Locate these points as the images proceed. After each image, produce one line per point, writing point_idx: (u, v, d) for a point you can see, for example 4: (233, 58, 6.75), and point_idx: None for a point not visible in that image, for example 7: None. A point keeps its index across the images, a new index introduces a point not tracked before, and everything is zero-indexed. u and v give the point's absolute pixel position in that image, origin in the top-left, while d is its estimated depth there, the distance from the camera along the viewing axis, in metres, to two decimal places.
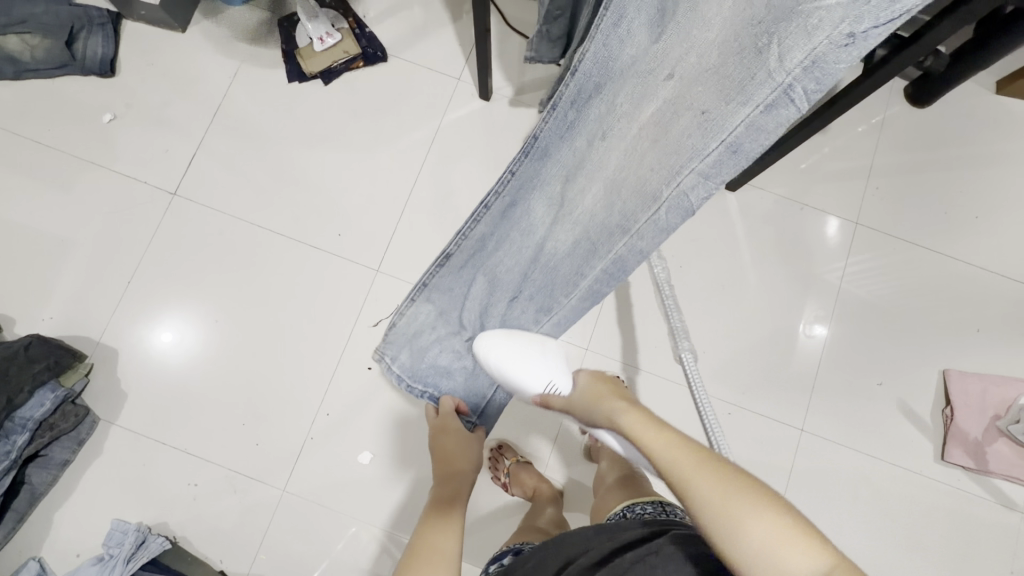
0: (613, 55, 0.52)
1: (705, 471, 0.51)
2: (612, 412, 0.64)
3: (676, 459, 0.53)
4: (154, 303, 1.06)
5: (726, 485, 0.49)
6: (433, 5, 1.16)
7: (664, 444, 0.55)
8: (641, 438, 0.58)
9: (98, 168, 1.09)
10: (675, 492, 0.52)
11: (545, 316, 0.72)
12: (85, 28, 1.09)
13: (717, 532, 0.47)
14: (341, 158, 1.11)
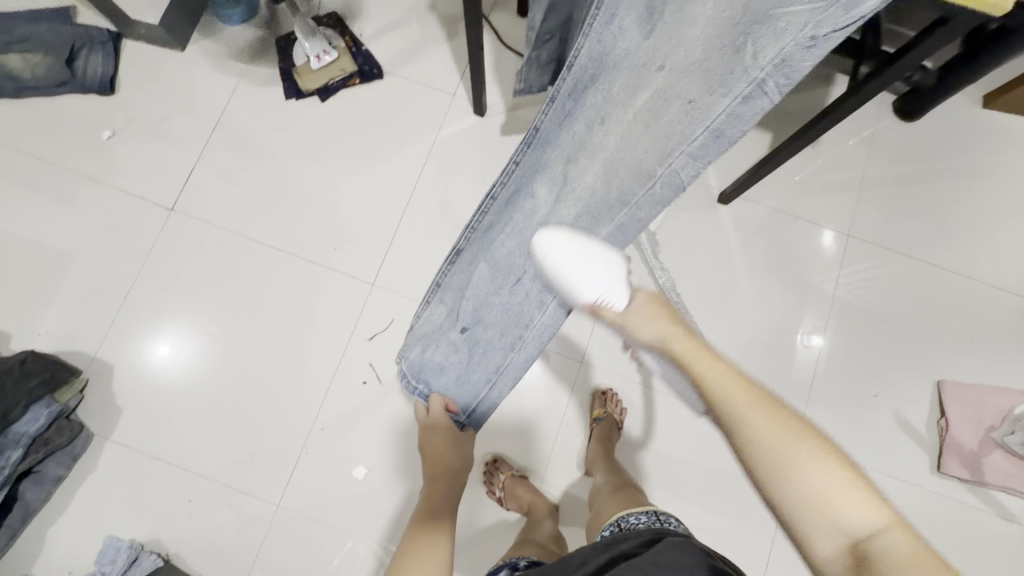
0: (604, 47, 0.53)
1: (766, 415, 0.44)
2: (662, 333, 0.53)
3: (734, 397, 0.46)
4: (152, 317, 1.06)
5: (789, 433, 0.44)
6: (429, 23, 1.18)
7: (720, 378, 0.47)
8: (694, 367, 0.49)
9: (96, 184, 1.10)
10: (727, 434, 0.46)
11: (550, 298, 0.67)
12: (86, 46, 1.12)
13: (770, 479, 0.43)
14: (338, 172, 1.12)
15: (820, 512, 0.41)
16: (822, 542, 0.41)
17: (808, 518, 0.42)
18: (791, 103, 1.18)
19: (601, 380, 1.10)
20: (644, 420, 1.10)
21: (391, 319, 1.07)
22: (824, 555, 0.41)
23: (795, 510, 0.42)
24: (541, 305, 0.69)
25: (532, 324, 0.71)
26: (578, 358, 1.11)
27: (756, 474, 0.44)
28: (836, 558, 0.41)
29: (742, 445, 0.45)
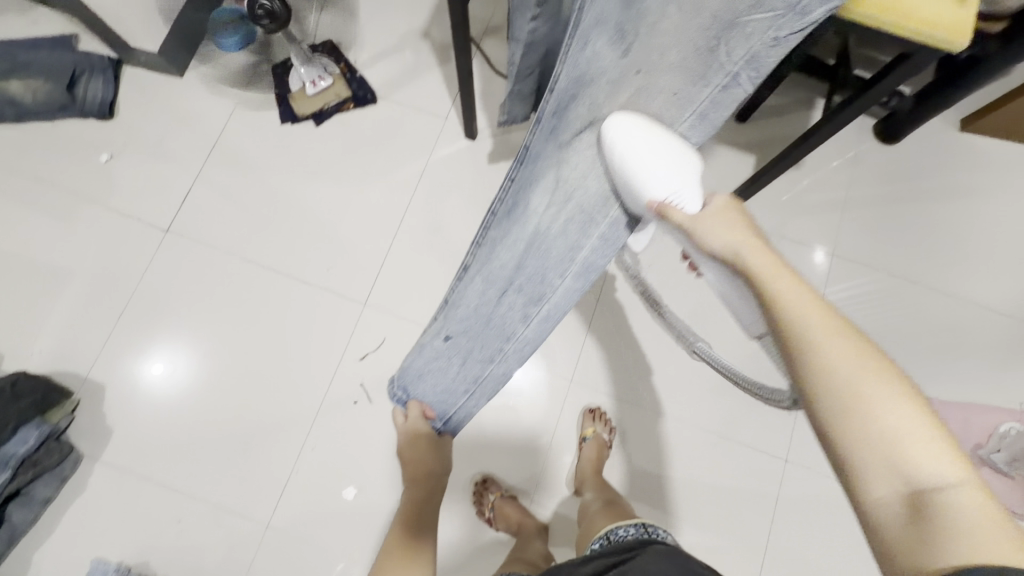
0: (583, 56, 0.53)
1: (845, 347, 0.42)
2: (736, 245, 0.51)
3: (810, 321, 0.44)
4: (146, 336, 1.07)
5: (867, 368, 0.41)
6: (421, 50, 1.22)
7: (797, 301, 0.45)
8: (769, 287, 0.47)
9: (93, 206, 1.12)
10: (793, 352, 0.43)
11: (536, 309, 0.62)
12: (87, 73, 1.14)
13: (838, 406, 0.40)
14: (331, 194, 1.15)
15: (885, 448, 0.38)
16: (878, 481, 0.38)
17: (868, 450, 0.38)
18: (773, 127, 1.22)
19: (590, 399, 1.11)
20: (633, 439, 1.10)
21: (382, 339, 1.08)
22: (877, 494, 0.37)
23: (855, 441, 0.39)
24: (528, 315, 0.62)
25: (513, 337, 0.63)
26: (567, 378, 1.12)
27: (821, 397, 0.41)
28: (889, 500, 0.37)
29: (808, 366, 0.42)
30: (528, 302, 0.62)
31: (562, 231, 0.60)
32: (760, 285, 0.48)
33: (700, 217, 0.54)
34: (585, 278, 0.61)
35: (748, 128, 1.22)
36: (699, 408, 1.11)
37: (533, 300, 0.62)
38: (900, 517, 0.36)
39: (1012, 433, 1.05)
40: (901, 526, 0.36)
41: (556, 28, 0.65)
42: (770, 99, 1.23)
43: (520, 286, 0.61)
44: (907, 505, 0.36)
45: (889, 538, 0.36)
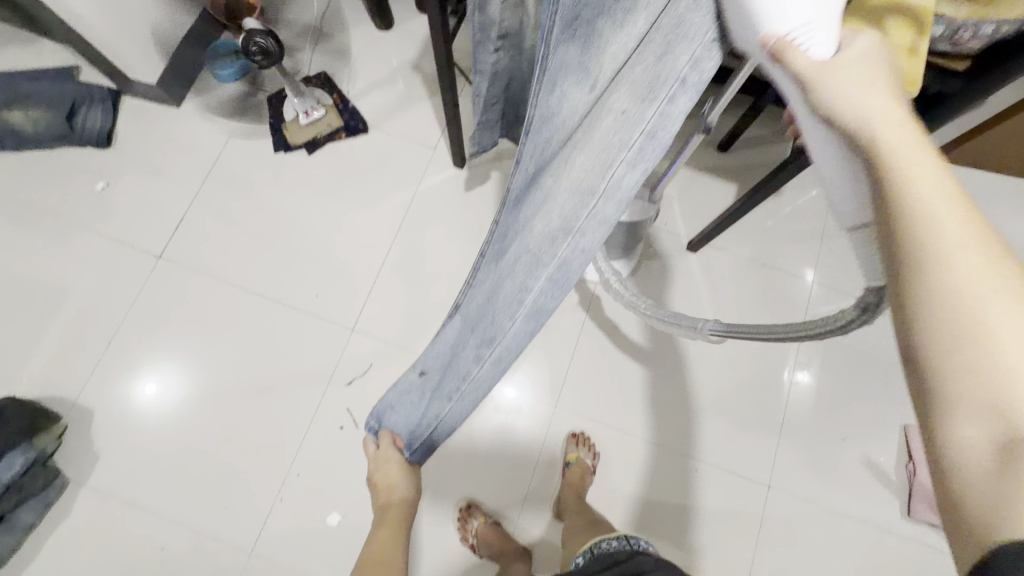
0: (561, 110, 0.46)
1: (977, 262, 0.32)
2: (866, 115, 0.36)
3: (947, 227, 0.33)
4: (134, 359, 1.08)
5: (1002, 291, 0.31)
6: (412, 82, 1.26)
7: (940, 199, 0.33)
8: (904, 173, 0.34)
9: (87, 233, 1.14)
10: (912, 250, 0.33)
11: (487, 351, 0.57)
12: (86, 104, 1.18)
13: (955, 323, 0.31)
14: (322, 221, 1.17)
15: (995, 385, 0.30)
16: (969, 420, 0.30)
17: (971, 382, 0.30)
18: (753, 156, 1.26)
19: (574, 424, 1.13)
20: (617, 465, 1.11)
21: (369, 364, 1.09)
22: (964, 433, 0.30)
23: (957, 373, 0.31)
24: (479, 356, 0.58)
25: (468, 377, 0.60)
26: (551, 403, 1.14)
27: (932, 314, 0.32)
28: (981, 443, 0.29)
29: (921, 274, 0.32)
30: (481, 343, 0.57)
31: (513, 271, 0.51)
32: (889, 172, 0.35)
33: (829, 74, 0.37)
34: (537, 321, 0.53)
35: (729, 158, 1.26)
36: (681, 434, 1.13)
37: (485, 342, 0.57)
38: (990, 465, 0.29)
39: None
40: (985, 470, 0.29)
41: (517, 61, 0.69)
42: (750, 130, 1.26)
43: (477, 327, 0.58)
44: (1005, 451, 0.29)
45: (964, 483, 0.30)
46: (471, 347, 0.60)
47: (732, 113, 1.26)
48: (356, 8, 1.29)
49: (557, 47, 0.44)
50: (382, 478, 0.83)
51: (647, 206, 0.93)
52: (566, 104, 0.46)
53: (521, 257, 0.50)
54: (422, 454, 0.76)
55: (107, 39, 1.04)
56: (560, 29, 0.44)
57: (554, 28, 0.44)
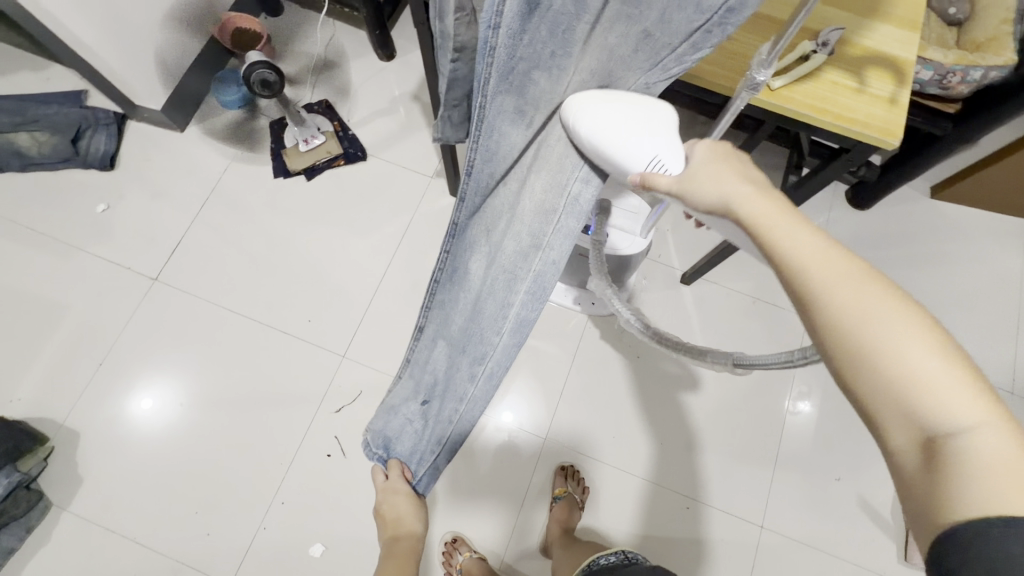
0: (495, 146, 0.50)
1: (852, 286, 0.35)
2: (727, 196, 0.42)
3: (815, 271, 0.36)
4: (124, 380, 1.08)
5: (880, 307, 0.34)
6: (411, 112, 1.28)
7: (804, 247, 0.37)
8: (771, 231, 0.39)
9: (85, 254, 1.16)
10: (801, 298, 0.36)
11: (479, 369, 0.55)
12: (91, 128, 1.21)
13: (849, 353, 0.34)
14: (317, 247, 1.18)
15: (900, 397, 0.32)
16: (896, 429, 0.32)
17: (883, 400, 0.32)
18: None
19: (563, 457, 1.12)
20: (607, 501, 1.09)
21: (358, 392, 1.09)
22: (895, 443, 0.32)
23: (868, 396, 0.33)
24: (472, 375, 0.56)
25: (463, 398, 0.59)
26: (542, 434, 1.13)
27: (831, 348, 0.35)
28: (907, 450, 0.32)
29: (813, 317, 0.36)
30: (472, 362, 0.56)
31: (492, 288, 0.53)
32: (758, 233, 0.39)
33: (691, 177, 0.44)
34: (522, 335, 0.53)
35: None
36: (673, 471, 1.11)
37: (475, 361, 0.56)
38: (924, 469, 0.31)
39: None
40: (917, 478, 0.31)
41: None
42: None
43: (466, 347, 0.57)
44: (929, 449, 0.31)
45: (912, 492, 0.31)
46: (464, 367, 0.58)
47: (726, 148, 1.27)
48: (359, 39, 1.33)
49: (493, 96, 0.45)
50: (389, 510, 0.82)
51: (638, 238, 0.91)
52: (503, 139, 0.50)
53: (498, 273, 0.52)
54: (430, 484, 0.74)
55: (117, 70, 1.07)
56: (495, 81, 0.44)
57: (490, 78, 0.44)
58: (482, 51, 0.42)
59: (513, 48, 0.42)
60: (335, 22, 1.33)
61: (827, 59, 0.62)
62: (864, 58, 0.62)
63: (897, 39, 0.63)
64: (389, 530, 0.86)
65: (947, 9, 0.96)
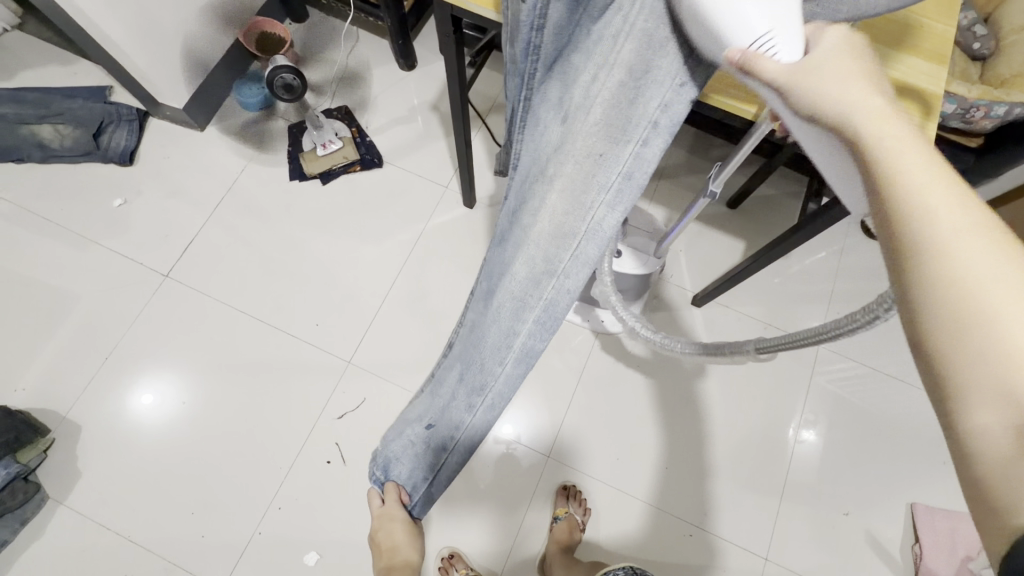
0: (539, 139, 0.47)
1: (971, 244, 0.28)
2: (849, 112, 0.32)
3: (933, 206, 0.29)
4: (128, 376, 1.08)
5: (998, 262, 0.27)
6: (429, 121, 1.29)
7: (926, 179, 0.29)
8: (884, 158, 0.30)
9: (99, 247, 1.16)
10: (909, 228, 0.29)
11: (478, 399, 0.58)
12: (113, 124, 1.22)
13: (953, 301, 0.27)
14: (328, 251, 1.18)
15: (1004, 368, 0.26)
16: (987, 412, 0.26)
17: (967, 366, 0.27)
18: (762, 213, 1.26)
19: (564, 475, 1.10)
20: (608, 523, 1.07)
21: (361, 399, 1.08)
22: (977, 422, 0.26)
23: (960, 356, 0.27)
24: (471, 406, 0.59)
25: (460, 427, 0.62)
26: (545, 452, 1.11)
27: (922, 302, 0.28)
28: (1000, 433, 0.25)
29: (922, 249, 0.29)
30: (471, 392, 0.59)
31: (498, 320, 0.52)
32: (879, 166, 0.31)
33: (810, 79, 0.33)
34: (527, 364, 0.53)
35: (738, 216, 1.26)
36: (677, 496, 1.09)
37: (475, 390, 0.58)
38: (1015, 457, 0.25)
39: None
40: (994, 464, 0.25)
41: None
42: (761, 189, 1.27)
43: (467, 375, 0.60)
44: None
45: (973, 477, 0.26)
46: (463, 395, 0.61)
47: (743, 172, 1.27)
48: (382, 48, 1.34)
49: (539, 88, 0.46)
50: (384, 538, 0.82)
51: (652, 259, 0.91)
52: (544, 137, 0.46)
53: (505, 301, 0.51)
54: (424, 509, 0.76)
55: (141, 68, 1.08)
56: (542, 71, 0.45)
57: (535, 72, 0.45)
58: (528, 49, 0.43)
59: (559, 41, 0.42)
60: (358, 30, 1.35)
61: None
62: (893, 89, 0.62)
63: (924, 71, 0.62)
64: (383, 560, 0.84)
65: (973, 44, 0.95)
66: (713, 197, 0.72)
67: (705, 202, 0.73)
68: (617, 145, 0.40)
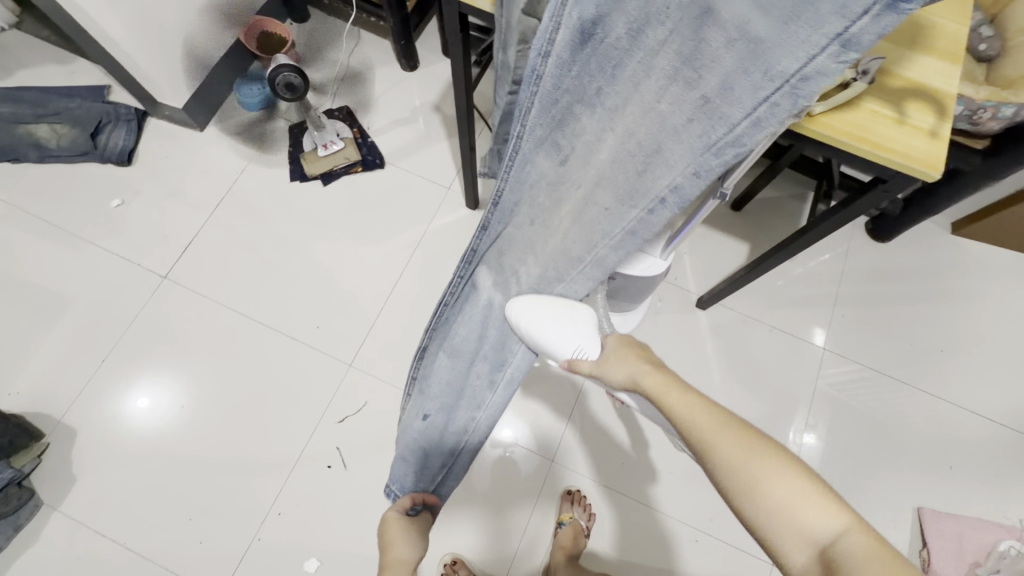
0: (527, 174, 0.57)
1: (723, 432, 0.49)
2: (632, 373, 0.61)
3: (703, 425, 0.51)
4: (124, 379, 1.06)
5: (747, 448, 0.47)
6: (432, 122, 1.28)
7: (692, 410, 0.53)
8: (666, 402, 0.55)
9: (96, 248, 1.15)
10: (697, 447, 0.50)
11: (500, 374, 0.76)
12: (112, 123, 1.21)
13: (737, 487, 0.46)
14: (330, 252, 1.17)
15: (781, 518, 0.43)
16: (794, 551, 0.42)
17: (772, 518, 0.43)
18: (767, 216, 1.25)
19: (568, 481, 1.08)
20: (612, 528, 1.06)
21: (363, 403, 1.07)
22: (794, 558, 0.42)
23: (761, 519, 0.44)
24: (494, 382, 0.77)
25: (483, 404, 0.78)
26: (549, 457, 1.09)
27: (720, 475, 0.47)
28: (804, 559, 0.41)
29: (709, 457, 0.49)
30: (493, 369, 0.76)
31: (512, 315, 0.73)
32: (659, 400, 0.56)
33: (605, 361, 0.66)
34: None
35: (742, 218, 1.25)
36: (681, 500, 1.07)
37: (497, 367, 0.76)
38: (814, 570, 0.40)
39: (1012, 553, 1.01)
40: None
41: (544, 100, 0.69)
42: (765, 191, 1.26)
43: (485, 357, 0.76)
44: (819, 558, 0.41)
45: None
46: (481, 374, 0.77)
47: (747, 173, 1.26)
48: (385, 49, 1.33)
49: (531, 125, 0.52)
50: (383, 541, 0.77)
51: (657, 259, 0.87)
52: (536, 169, 0.56)
53: (524, 287, 0.71)
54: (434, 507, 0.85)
55: (141, 67, 1.07)
56: (537, 110, 0.50)
57: (534, 108, 0.50)
58: (530, 80, 0.48)
59: (560, 79, 0.47)
60: (361, 31, 1.34)
61: (868, 87, 0.61)
62: (906, 90, 0.61)
63: (937, 71, 0.62)
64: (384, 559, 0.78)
65: (978, 46, 0.96)
66: (722, 198, 0.70)
67: (713, 204, 0.71)
68: (625, 209, 0.54)
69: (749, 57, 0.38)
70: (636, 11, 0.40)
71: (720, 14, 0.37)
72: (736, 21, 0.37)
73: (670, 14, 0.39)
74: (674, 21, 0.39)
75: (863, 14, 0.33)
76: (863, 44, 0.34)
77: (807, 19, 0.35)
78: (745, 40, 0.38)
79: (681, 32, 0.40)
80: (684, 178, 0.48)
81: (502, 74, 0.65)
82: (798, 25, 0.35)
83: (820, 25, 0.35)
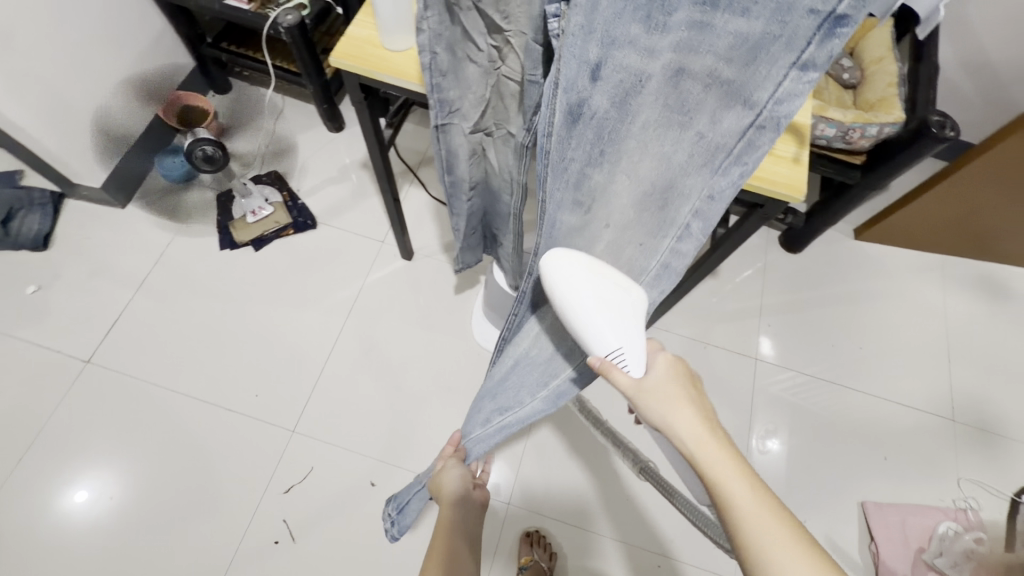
0: (555, 232, 0.53)
1: (789, 551, 0.41)
2: (678, 426, 0.46)
3: (759, 530, 0.42)
4: (43, 479, 0.99)
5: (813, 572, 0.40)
6: (361, 179, 1.31)
7: (750, 508, 0.43)
8: (720, 483, 0.44)
9: (11, 339, 1.09)
10: (744, 552, 0.42)
11: (496, 417, 0.59)
12: (24, 208, 1.17)
13: None
14: (265, 318, 1.15)
15: None
16: None
17: None
18: None
19: (528, 522, 1.07)
20: (576, 564, 1.05)
21: (309, 469, 1.03)
22: None
23: None
24: (489, 419, 0.60)
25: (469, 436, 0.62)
26: (505, 500, 1.08)
27: None
28: None
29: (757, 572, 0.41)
30: (496, 409, 0.60)
31: (535, 363, 0.60)
32: (713, 484, 0.44)
33: (648, 391, 0.48)
34: (554, 405, 0.57)
35: None
36: (639, 526, 1.08)
37: (500, 409, 0.59)
38: None
39: (951, 534, 1.05)
40: None
41: (488, 199, 0.81)
42: None
43: (494, 394, 0.61)
44: None
45: None
46: (484, 411, 0.61)
47: None
48: (308, 113, 1.37)
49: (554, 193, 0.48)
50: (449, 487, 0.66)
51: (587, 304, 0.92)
52: (561, 227, 0.52)
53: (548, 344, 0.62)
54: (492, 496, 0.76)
55: (54, 152, 1.07)
56: (551, 176, 0.47)
57: (549, 180, 0.47)
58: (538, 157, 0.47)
59: (564, 151, 0.47)
60: (284, 98, 1.37)
61: None
62: None
63: None
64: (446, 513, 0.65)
65: (843, 74, 1.08)
66: None
67: None
68: (657, 244, 0.53)
69: (726, 96, 0.44)
70: (617, 86, 0.44)
71: (691, 69, 0.43)
72: (707, 71, 0.43)
73: (646, 83, 0.44)
74: (651, 89, 0.44)
75: (807, 44, 0.39)
76: (818, 65, 0.39)
77: (763, 61, 0.41)
78: (718, 84, 0.43)
79: (662, 92, 0.45)
80: (703, 202, 0.49)
81: (456, 190, 0.75)
82: (757, 65, 0.41)
83: (775, 61, 0.40)
